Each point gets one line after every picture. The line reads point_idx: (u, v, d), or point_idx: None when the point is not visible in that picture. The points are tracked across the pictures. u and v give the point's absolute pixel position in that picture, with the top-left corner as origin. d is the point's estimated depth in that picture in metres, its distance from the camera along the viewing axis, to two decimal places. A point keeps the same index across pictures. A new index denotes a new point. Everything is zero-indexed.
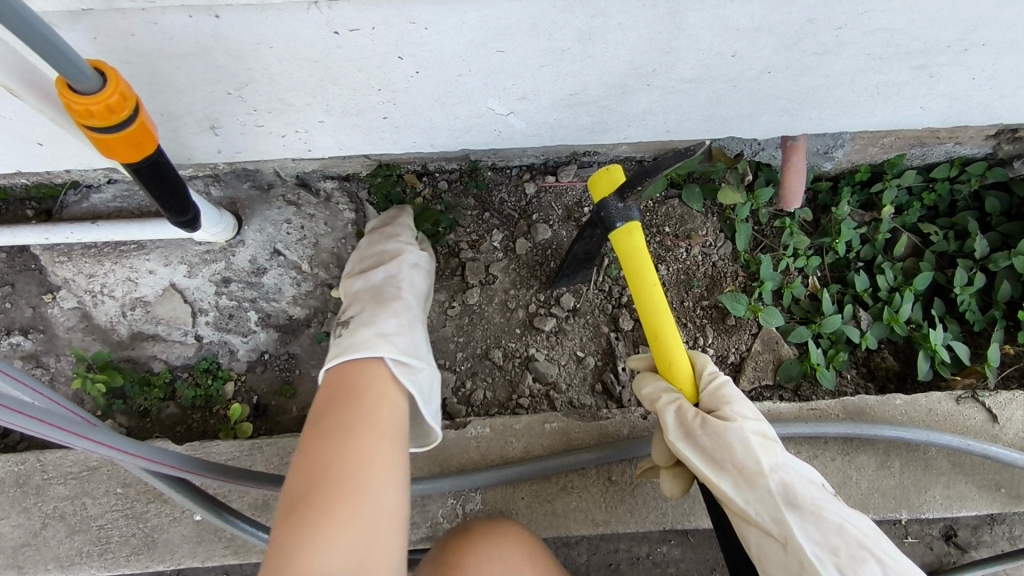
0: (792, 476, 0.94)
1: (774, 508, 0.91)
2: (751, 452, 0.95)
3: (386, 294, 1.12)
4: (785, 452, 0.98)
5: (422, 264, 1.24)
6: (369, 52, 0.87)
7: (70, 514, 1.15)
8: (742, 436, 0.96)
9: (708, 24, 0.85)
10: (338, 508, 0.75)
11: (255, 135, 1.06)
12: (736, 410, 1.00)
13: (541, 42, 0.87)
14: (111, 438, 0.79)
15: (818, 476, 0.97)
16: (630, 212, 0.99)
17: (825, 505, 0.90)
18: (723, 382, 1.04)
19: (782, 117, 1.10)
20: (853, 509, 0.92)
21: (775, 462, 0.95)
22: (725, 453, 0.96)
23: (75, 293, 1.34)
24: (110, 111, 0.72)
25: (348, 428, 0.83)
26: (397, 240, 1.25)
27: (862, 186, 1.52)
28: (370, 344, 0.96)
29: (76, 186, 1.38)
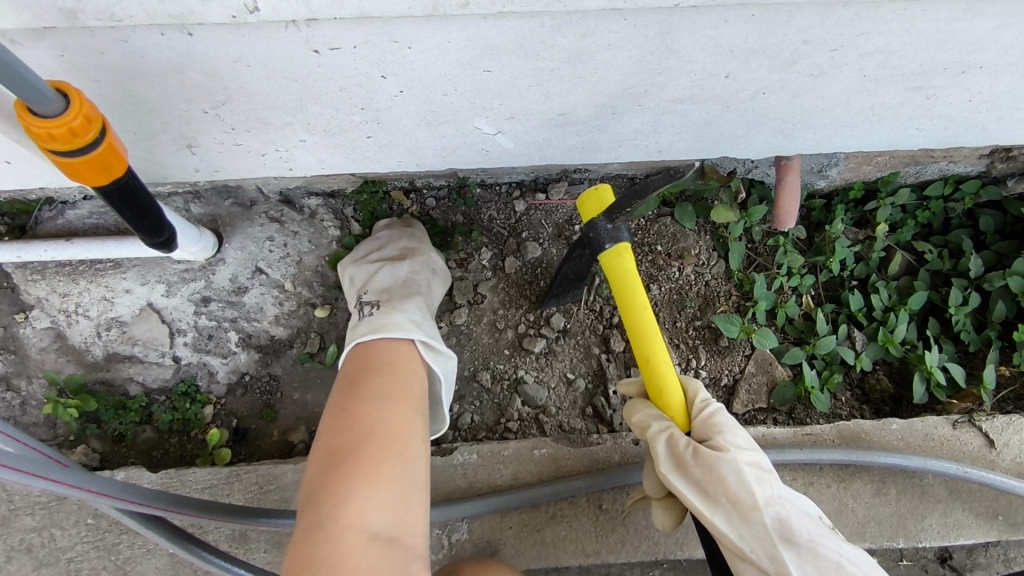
0: (789, 510, 0.92)
1: (770, 546, 0.88)
2: (745, 484, 0.92)
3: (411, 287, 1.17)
4: (780, 484, 0.95)
5: (439, 268, 1.27)
6: (351, 71, 0.84)
7: (38, 546, 1.11)
8: (736, 468, 0.93)
9: (701, 45, 0.82)
10: (386, 463, 0.81)
11: (234, 154, 1.02)
12: (730, 440, 0.97)
13: (528, 62, 0.84)
14: (75, 477, 0.76)
15: (816, 509, 0.95)
16: (620, 234, 0.95)
17: (823, 543, 0.88)
18: (717, 411, 1.00)
19: (776, 138, 1.07)
20: (853, 546, 0.90)
21: (771, 496, 0.92)
22: (718, 486, 0.93)
23: (49, 313, 1.30)
24: (74, 134, 0.69)
25: (384, 394, 0.89)
26: (420, 242, 1.28)
27: (856, 204, 1.51)
28: (405, 326, 1.03)
29: (50, 202, 1.34)
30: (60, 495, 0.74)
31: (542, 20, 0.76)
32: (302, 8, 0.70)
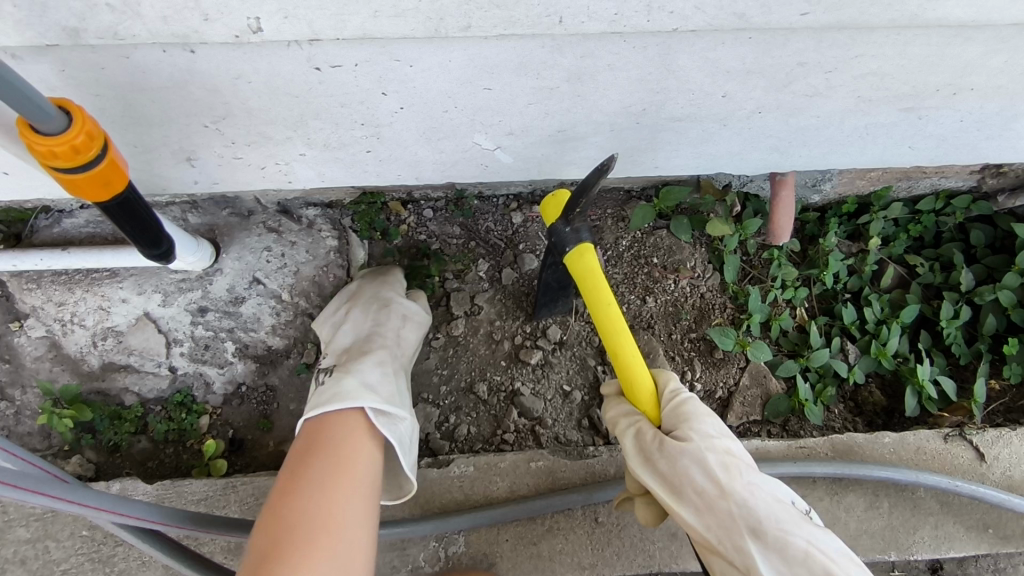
0: (758, 499, 0.92)
1: (736, 537, 0.90)
2: (710, 475, 0.93)
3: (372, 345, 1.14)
4: (751, 471, 0.95)
5: (415, 314, 1.25)
6: (352, 88, 0.84)
7: (31, 558, 1.10)
8: (698, 459, 0.93)
9: (699, 66, 0.83)
10: (315, 559, 0.78)
11: (234, 167, 1.02)
12: (696, 429, 0.96)
13: (528, 81, 0.85)
14: (71, 492, 0.76)
15: (789, 494, 0.95)
16: (581, 236, 0.96)
17: (793, 533, 0.88)
18: (687, 400, 1.00)
19: (771, 156, 1.08)
20: (825, 532, 0.90)
21: (739, 486, 0.92)
22: (684, 479, 0.93)
23: (44, 322, 1.30)
24: (76, 151, 0.69)
25: (319, 483, 0.85)
26: (390, 291, 1.26)
27: (849, 218, 1.52)
28: (357, 393, 0.99)
29: (47, 211, 1.34)
30: (56, 510, 0.74)
31: (542, 41, 0.76)
32: (305, 28, 0.71)
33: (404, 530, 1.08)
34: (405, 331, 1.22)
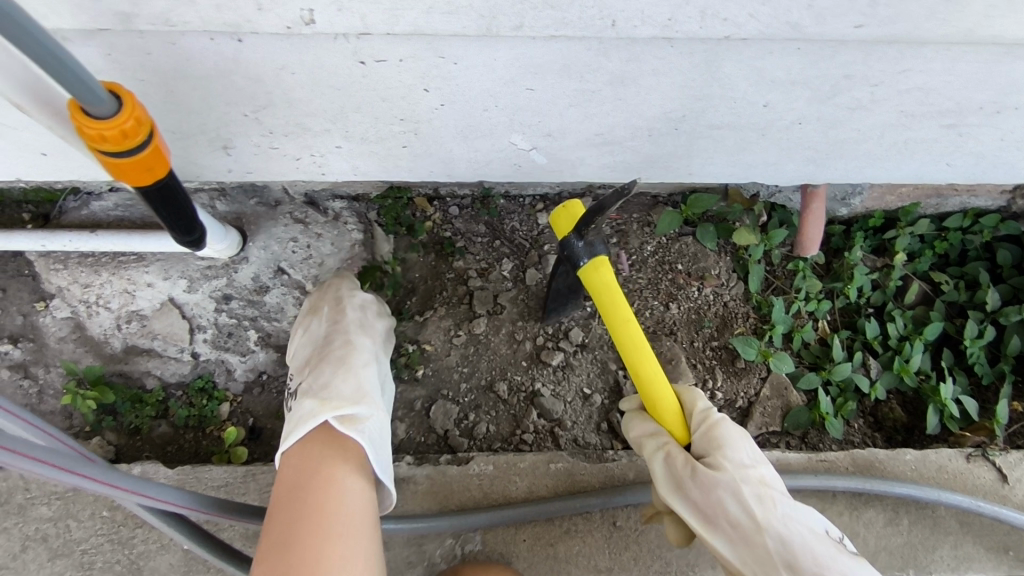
0: (793, 529, 0.95)
1: (770, 568, 0.94)
2: (744, 506, 0.95)
3: (333, 352, 1.14)
4: (787, 500, 0.97)
5: (371, 304, 1.25)
6: (394, 83, 0.84)
7: (53, 536, 1.12)
8: (733, 489, 0.95)
9: (743, 74, 0.83)
10: None
11: (269, 157, 1.02)
12: (729, 456, 0.98)
13: (571, 82, 0.84)
14: (106, 473, 0.78)
15: (823, 522, 0.98)
16: (596, 249, 0.96)
17: (827, 567, 0.92)
18: (718, 421, 1.00)
19: (807, 167, 1.07)
20: (860, 563, 0.94)
21: (774, 518, 0.95)
22: (717, 509, 0.96)
23: (70, 303, 1.31)
24: (125, 136, 0.69)
25: (289, 542, 0.85)
26: (345, 289, 1.25)
27: (875, 232, 1.51)
28: (314, 413, 1.02)
29: (76, 192, 1.35)
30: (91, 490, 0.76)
31: (589, 43, 0.76)
32: (358, 22, 0.71)
33: (423, 525, 1.09)
34: (365, 319, 1.21)
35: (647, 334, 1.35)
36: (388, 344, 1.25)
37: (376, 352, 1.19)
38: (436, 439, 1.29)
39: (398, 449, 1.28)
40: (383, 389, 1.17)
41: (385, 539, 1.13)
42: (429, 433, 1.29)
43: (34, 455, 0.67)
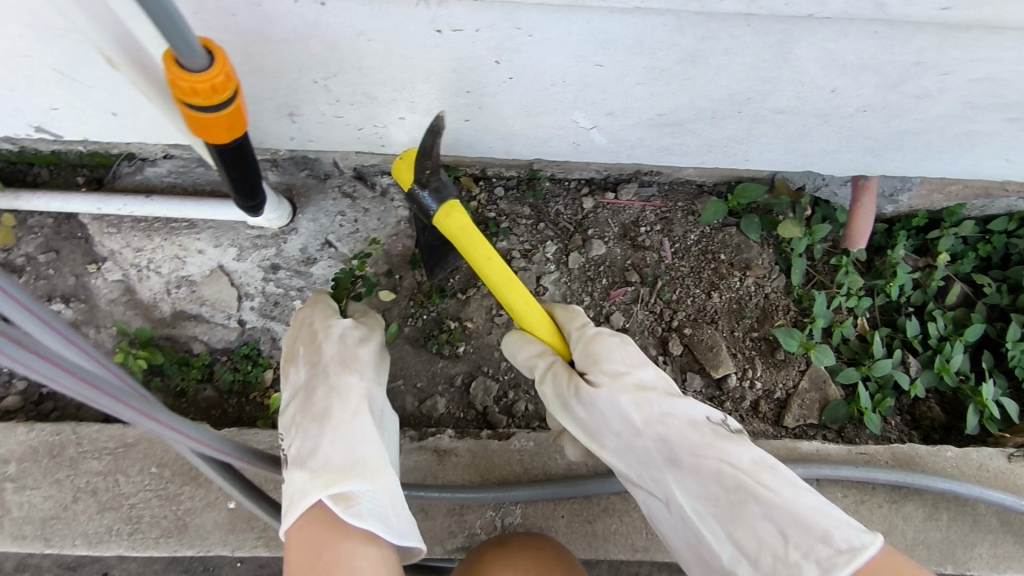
0: (670, 427, 0.99)
1: (654, 466, 0.99)
2: (623, 416, 1.01)
3: (317, 402, 1.00)
4: (663, 398, 1.02)
5: (355, 332, 1.10)
6: (467, 54, 0.85)
7: (102, 490, 1.16)
8: (613, 402, 1.01)
9: (815, 57, 0.83)
10: None
11: (332, 126, 1.04)
12: (606, 369, 1.04)
13: (641, 59, 0.85)
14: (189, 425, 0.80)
15: (700, 409, 1.02)
16: (444, 192, 0.98)
17: (702, 455, 0.96)
18: (594, 336, 1.07)
19: (864, 158, 1.07)
20: (734, 443, 0.97)
21: (651, 417, 1.00)
22: (601, 419, 1.02)
23: (121, 266, 1.33)
24: (214, 91, 0.71)
25: None
26: (319, 321, 1.09)
27: (918, 232, 1.50)
28: (305, 489, 0.90)
29: (130, 158, 1.36)
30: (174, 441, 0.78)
31: (665, 19, 0.77)
32: None
33: (466, 496, 1.12)
34: (348, 351, 1.07)
35: (688, 322, 1.36)
36: (379, 372, 1.11)
37: (369, 390, 1.04)
38: (475, 415, 1.32)
39: (438, 423, 1.31)
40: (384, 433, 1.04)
41: (427, 508, 1.16)
42: (469, 409, 1.32)
43: (112, 393, 0.66)
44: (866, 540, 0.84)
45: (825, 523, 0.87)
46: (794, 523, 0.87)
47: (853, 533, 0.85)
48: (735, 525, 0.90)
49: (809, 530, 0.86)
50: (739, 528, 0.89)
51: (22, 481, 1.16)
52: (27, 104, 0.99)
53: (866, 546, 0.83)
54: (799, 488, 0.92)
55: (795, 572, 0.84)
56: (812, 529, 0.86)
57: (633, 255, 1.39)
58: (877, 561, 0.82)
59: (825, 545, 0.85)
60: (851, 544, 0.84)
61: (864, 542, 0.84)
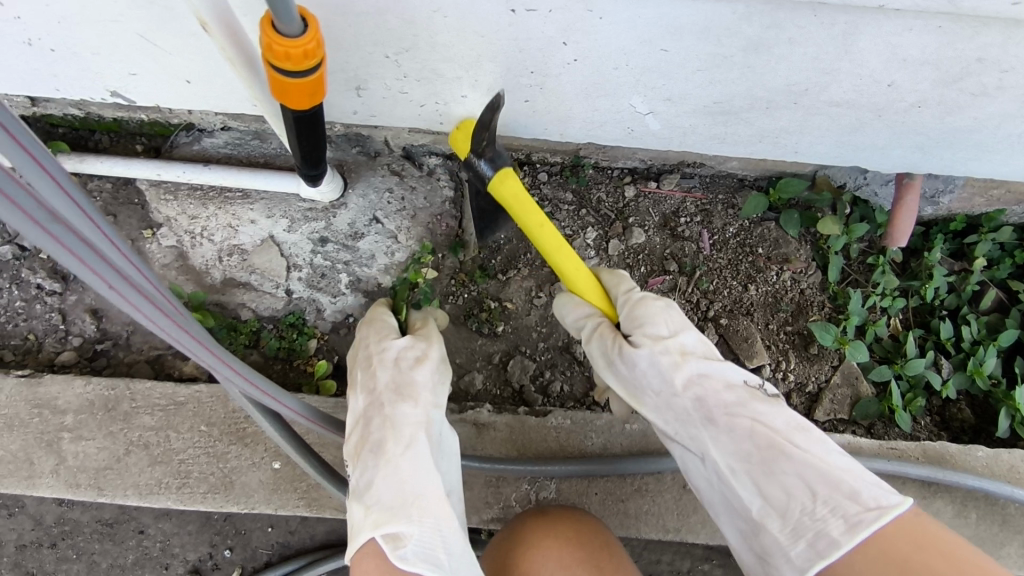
0: (709, 386, 0.99)
1: (693, 421, 0.98)
2: (662, 375, 1.01)
3: (373, 430, 1.01)
4: (703, 361, 1.02)
5: (410, 354, 1.09)
6: (536, 34, 0.88)
7: (154, 444, 1.20)
8: (652, 359, 1.02)
9: (878, 50, 0.85)
10: None
11: (395, 101, 1.08)
12: (648, 331, 1.04)
13: (706, 46, 0.87)
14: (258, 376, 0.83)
15: (738, 374, 1.01)
16: (501, 160, 1.03)
17: (736, 413, 0.95)
18: (637, 299, 1.08)
19: (914, 154, 1.10)
20: (772, 404, 0.95)
21: (691, 378, 1.00)
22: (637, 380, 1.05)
23: (176, 232, 1.37)
24: (305, 57, 0.74)
25: None
26: (376, 343, 1.11)
27: (955, 236, 1.51)
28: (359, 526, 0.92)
29: (189, 128, 1.39)
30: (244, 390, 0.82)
31: (735, 7, 0.79)
32: None
33: (504, 468, 1.15)
34: (402, 376, 1.06)
35: (724, 313, 1.39)
36: (437, 393, 1.09)
37: (423, 419, 1.03)
38: (511, 393, 1.36)
39: (476, 398, 1.35)
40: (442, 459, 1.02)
41: (466, 479, 1.21)
42: (505, 386, 1.36)
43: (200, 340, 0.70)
44: (895, 500, 0.80)
45: (856, 482, 0.84)
46: (822, 479, 0.85)
47: (884, 492, 0.82)
48: (767, 480, 0.88)
49: (837, 487, 0.84)
50: (771, 483, 0.88)
51: (78, 432, 1.20)
52: (108, 68, 1.04)
53: (895, 505, 0.80)
54: (833, 450, 0.90)
55: (820, 527, 0.81)
56: (840, 487, 0.84)
57: (672, 245, 1.41)
58: (911, 524, 0.78)
59: (852, 502, 0.82)
60: (879, 504, 0.80)
61: (894, 501, 0.80)
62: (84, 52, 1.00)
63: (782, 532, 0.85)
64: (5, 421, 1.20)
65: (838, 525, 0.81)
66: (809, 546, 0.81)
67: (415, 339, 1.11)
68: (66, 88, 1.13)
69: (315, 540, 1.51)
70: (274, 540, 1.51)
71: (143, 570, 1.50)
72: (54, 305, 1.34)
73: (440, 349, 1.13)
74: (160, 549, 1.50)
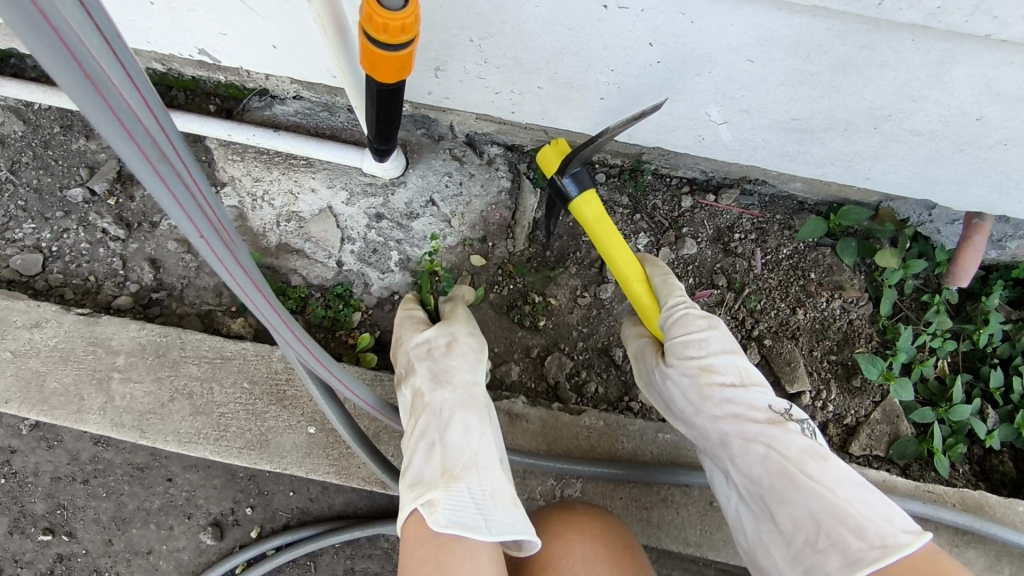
0: (726, 409, 1.06)
1: (709, 443, 1.09)
2: (683, 393, 1.11)
3: (419, 412, 1.10)
4: (726, 387, 1.08)
5: (440, 343, 1.18)
6: (624, 32, 0.88)
7: (198, 394, 1.24)
8: (676, 380, 1.11)
9: (971, 82, 0.83)
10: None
11: (471, 85, 1.10)
12: (690, 353, 1.10)
13: (794, 61, 0.87)
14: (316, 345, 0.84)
15: (764, 399, 1.07)
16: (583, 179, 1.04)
17: (753, 439, 1.02)
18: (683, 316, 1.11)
19: (989, 193, 1.08)
20: (787, 430, 1.01)
21: (713, 398, 1.07)
22: (666, 399, 1.15)
23: (238, 192, 1.40)
24: (401, 32, 0.75)
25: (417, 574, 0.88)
26: (411, 335, 1.21)
27: (1016, 284, 1.46)
28: (409, 495, 0.98)
29: (262, 94, 1.43)
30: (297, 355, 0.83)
31: (831, 23, 0.78)
32: None
33: (533, 462, 1.17)
34: (437, 363, 1.15)
35: (768, 333, 1.38)
36: (474, 376, 1.16)
37: (461, 399, 1.11)
38: (546, 387, 1.36)
39: (510, 388, 1.36)
40: (485, 430, 1.08)
41: None
42: (540, 380, 1.36)
43: (269, 299, 0.71)
44: (903, 541, 0.85)
45: (862, 516, 0.89)
46: (829, 513, 0.91)
47: (893, 531, 0.86)
48: (779, 505, 0.97)
49: (842, 521, 0.90)
50: (782, 511, 0.96)
51: (128, 373, 1.25)
52: (200, 27, 1.08)
53: (901, 546, 0.84)
54: (850, 480, 0.95)
55: (821, 558, 0.90)
56: (847, 521, 0.89)
57: (724, 260, 1.40)
58: (921, 561, 0.83)
59: (858, 538, 0.88)
60: (885, 542, 0.86)
61: (905, 541, 0.85)
62: (182, 9, 1.04)
63: (784, 558, 0.95)
64: (61, 354, 1.25)
65: (837, 560, 0.88)
66: (806, 575, 0.91)
67: (441, 327, 1.20)
68: (158, 42, 1.18)
69: (333, 510, 1.53)
70: (294, 505, 1.53)
71: (167, 517, 1.54)
72: (116, 251, 1.39)
73: (466, 328, 1.21)
74: (185, 499, 1.54)
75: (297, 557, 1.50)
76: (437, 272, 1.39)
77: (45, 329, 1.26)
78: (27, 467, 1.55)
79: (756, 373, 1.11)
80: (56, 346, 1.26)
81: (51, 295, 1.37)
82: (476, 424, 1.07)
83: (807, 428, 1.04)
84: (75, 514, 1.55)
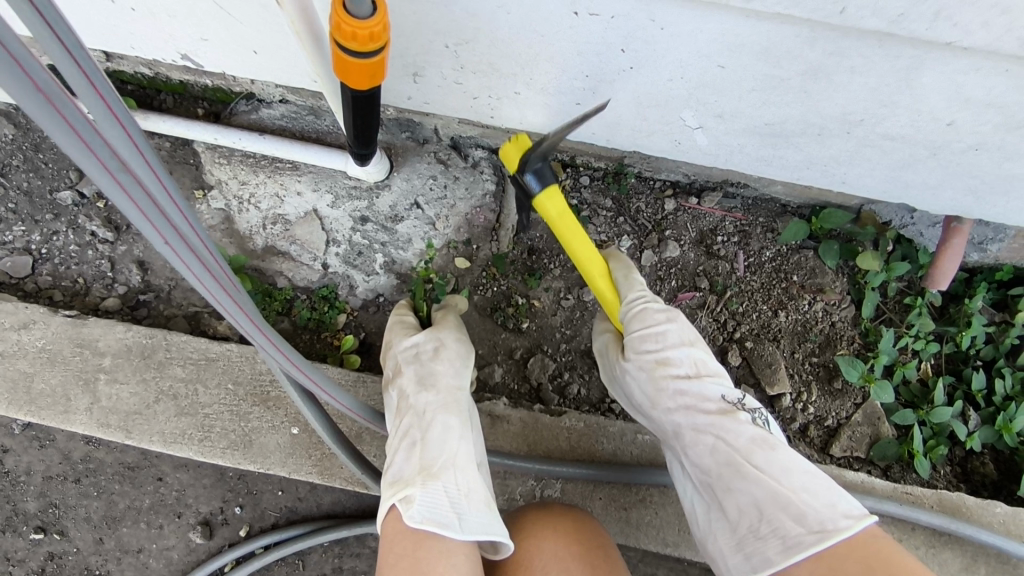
0: (683, 404, 1.08)
1: (666, 435, 1.12)
2: (638, 387, 1.13)
3: (398, 413, 1.12)
4: (681, 379, 1.09)
5: (428, 348, 1.19)
6: (597, 39, 0.89)
7: (183, 396, 1.25)
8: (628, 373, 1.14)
9: (940, 88, 0.84)
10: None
11: (449, 89, 1.11)
12: (642, 345, 1.11)
13: (764, 67, 0.87)
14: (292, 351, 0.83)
15: (716, 390, 1.09)
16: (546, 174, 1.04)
17: (703, 430, 1.05)
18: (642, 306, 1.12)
19: (965, 197, 1.09)
20: (738, 420, 1.04)
21: (669, 392, 1.09)
22: (629, 394, 1.17)
23: (225, 195, 1.42)
24: (371, 40, 0.76)
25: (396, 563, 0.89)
26: (401, 338, 1.22)
27: (1000, 286, 1.46)
28: (388, 491, 0.99)
29: (248, 98, 1.44)
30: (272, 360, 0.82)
31: (798, 30, 0.79)
32: None
33: (513, 464, 1.18)
34: (423, 367, 1.16)
35: (750, 335, 1.39)
36: (458, 381, 1.17)
37: (444, 401, 1.12)
38: (528, 389, 1.38)
39: (493, 390, 1.37)
40: (465, 433, 1.09)
41: None
42: (523, 382, 1.38)
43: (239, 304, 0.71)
44: (843, 525, 0.89)
45: (803, 504, 0.93)
46: (774, 501, 0.94)
47: (833, 517, 0.90)
48: (727, 493, 1.00)
49: (786, 509, 0.93)
50: (729, 499, 0.99)
51: (114, 374, 1.26)
52: (182, 32, 1.09)
53: (841, 530, 0.88)
54: (795, 468, 0.97)
55: (764, 546, 0.93)
56: (789, 508, 0.93)
57: (706, 262, 1.41)
58: (860, 543, 0.86)
59: (797, 523, 0.92)
60: (824, 527, 0.90)
61: (844, 526, 0.89)
62: (163, 16, 1.05)
63: (730, 545, 0.98)
64: (48, 355, 1.27)
65: (777, 545, 0.92)
66: (747, 560, 0.95)
67: (431, 332, 1.20)
68: (142, 48, 1.19)
69: (321, 509, 1.54)
70: (282, 505, 1.54)
71: (157, 516, 1.56)
72: (104, 253, 1.40)
73: (455, 334, 1.22)
74: (175, 498, 1.55)
75: (284, 556, 1.51)
76: (428, 281, 1.38)
77: (32, 331, 1.28)
78: (19, 466, 1.57)
79: (711, 365, 1.13)
80: (43, 347, 1.28)
81: (40, 297, 1.39)
82: (457, 427, 1.09)
83: (759, 417, 1.06)
84: (67, 512, 1.57)
